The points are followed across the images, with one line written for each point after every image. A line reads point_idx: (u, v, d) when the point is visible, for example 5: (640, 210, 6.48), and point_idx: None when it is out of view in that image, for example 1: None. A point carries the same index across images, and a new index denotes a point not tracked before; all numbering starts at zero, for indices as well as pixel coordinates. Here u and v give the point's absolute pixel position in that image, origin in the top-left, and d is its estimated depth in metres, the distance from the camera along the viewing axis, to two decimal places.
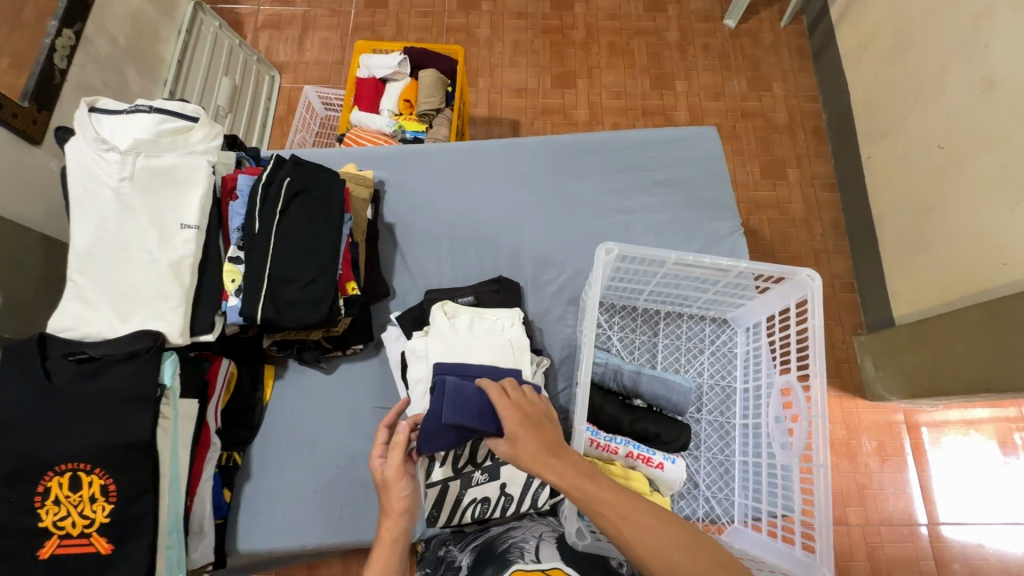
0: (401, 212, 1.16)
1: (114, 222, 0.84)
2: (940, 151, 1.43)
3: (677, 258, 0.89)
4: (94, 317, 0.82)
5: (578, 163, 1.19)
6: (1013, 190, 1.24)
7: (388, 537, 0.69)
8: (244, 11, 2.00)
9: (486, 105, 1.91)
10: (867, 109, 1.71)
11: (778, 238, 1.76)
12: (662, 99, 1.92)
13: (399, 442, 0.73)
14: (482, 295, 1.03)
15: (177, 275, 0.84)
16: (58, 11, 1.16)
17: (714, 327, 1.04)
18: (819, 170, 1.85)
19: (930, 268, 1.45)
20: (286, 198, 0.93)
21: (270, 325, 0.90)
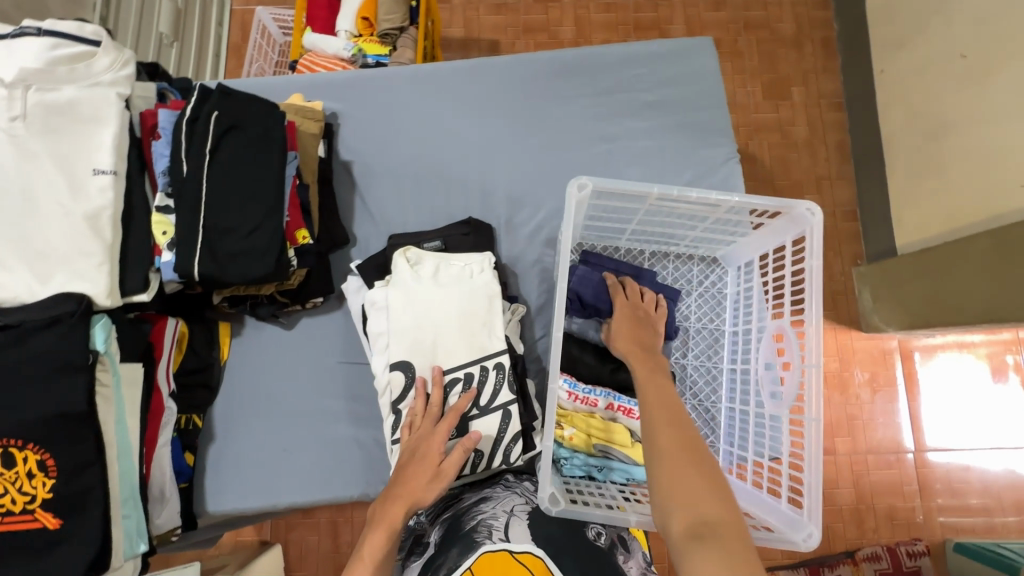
0: (359, 148, 1.03)
1: (13, 170, 0.73)
2: (962, 62, 1.29)
3: (661, 194, 0.79)
4: (6, 279, 0.73)
5: (555, 85, 1.05)
6: None
7: (388, 519, 0.66)
8: None
9: (461, 25, 1.71)
10: (883, 14, 1.53)
11: (779, 164, 1.63)
12: (656, 11, 1.72)
13: (470, 443, 0.72)
14: (450, 239, 0.94)
15: (96, 229, 0.74)
16: None
17: (703, 268, 0.97)
18: (827, 87, 1.68)
19: (940, 193, 1.35)
20: (216, 136, 0.82)
21: (213, 281, 0.81)
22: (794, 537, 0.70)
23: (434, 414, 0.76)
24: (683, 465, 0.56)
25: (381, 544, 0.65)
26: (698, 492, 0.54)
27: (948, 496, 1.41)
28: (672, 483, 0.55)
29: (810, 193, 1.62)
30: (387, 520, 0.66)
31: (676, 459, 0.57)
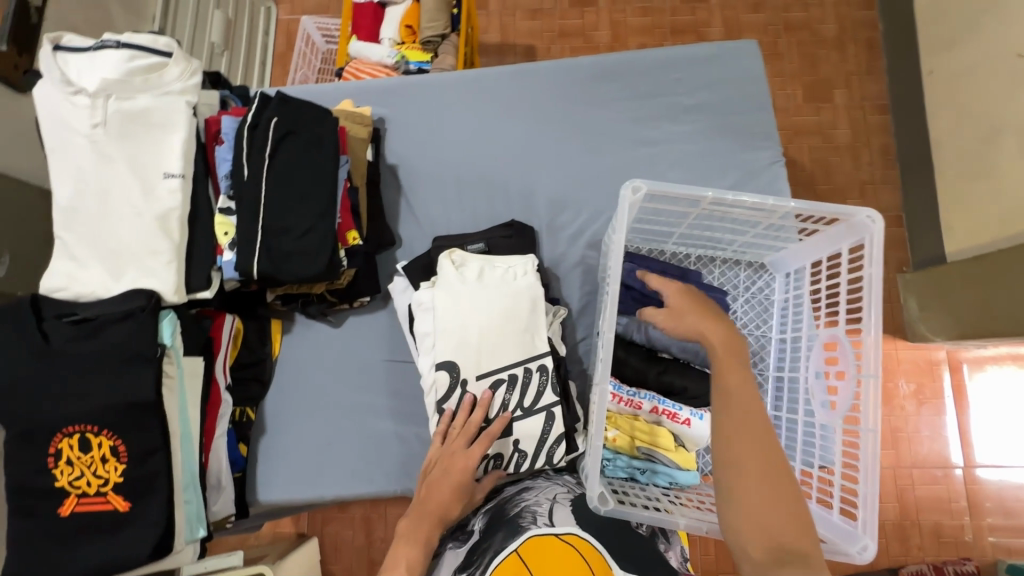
0: (404, 152, 1.06)
1: (93, 174, 0.79)
2: (1020, 61, 1.24)
3: (713, 198, 0.79)
4: (85, 275, 0.78)
5: (596, 90, 1.06)
6: None
7: (424, 534, 0.71)
8: None
9: (498, 31, 1.73)
10: (933, 13, 1.49)
11: (819, 168, 1.60)
12: (693, 14, 1.71)
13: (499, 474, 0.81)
14: (492, 241, 0.95)
15: (165, 229, 0.79)
16: None
17: (749, 273, 0.96)
18: (871, 90, 1.64)
19: (992, 198, 1.30)
20: (275, 141, 0.85)
21: (269, 280, 0.85)
22: (849, 549, 0.68)
23: (470, 433, 0.79)
24: (760, 492, 0.56)
25: (419, 554, 0.69)
26: (773, 520, 0.54)
27: (1000, 515, 1.35)
28: (750, 510, 0.55)
29: (853, 198, 1.58)
30: (424, 539, 0.70)
31: (751, 480, 0.57)
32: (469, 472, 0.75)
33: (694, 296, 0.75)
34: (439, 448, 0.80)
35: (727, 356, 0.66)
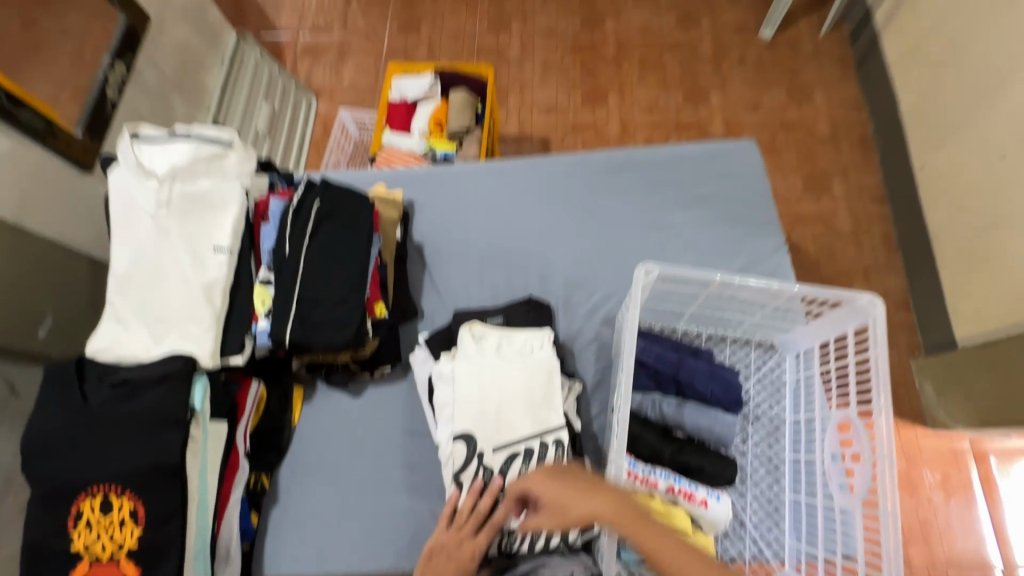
0: (430, 231, 1.15)
1: (150, 246, 0.86)
2: (1004, 160, 1.34)
3: (721, 280, 0.84)
4: (130, 339, 0.84)
5: (609, 179, 1.15)
6: None
7: None
8: (284, 40, 2.10)
9: (516, 124, 1.90)
10: (920, 116, 1.62)
11: (823, 253, 1.67)
12: (696, 112, 1.88)
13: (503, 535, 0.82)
14: (512, 315, 1.00)
15: (209, 298, 0.85)
16: (111, 45, 1.28)
17: (759, 353, 0.98)
18: (867, 181, 1.75)
19: (996, 285, 1.35)
20: (316, 221, 0.93)
21: (299, 348, 0.90)
22: None
23: (475, 521, 0.80)
24: None
25: None
26: None
27: None
28: None
29: (859, 282, 1.63)
30: None
31: None
32: (477, 558, 0.79)
33: (561, 480, 0.73)
34: (443, 531, 0.82)
35: (631, 523, 0.69)
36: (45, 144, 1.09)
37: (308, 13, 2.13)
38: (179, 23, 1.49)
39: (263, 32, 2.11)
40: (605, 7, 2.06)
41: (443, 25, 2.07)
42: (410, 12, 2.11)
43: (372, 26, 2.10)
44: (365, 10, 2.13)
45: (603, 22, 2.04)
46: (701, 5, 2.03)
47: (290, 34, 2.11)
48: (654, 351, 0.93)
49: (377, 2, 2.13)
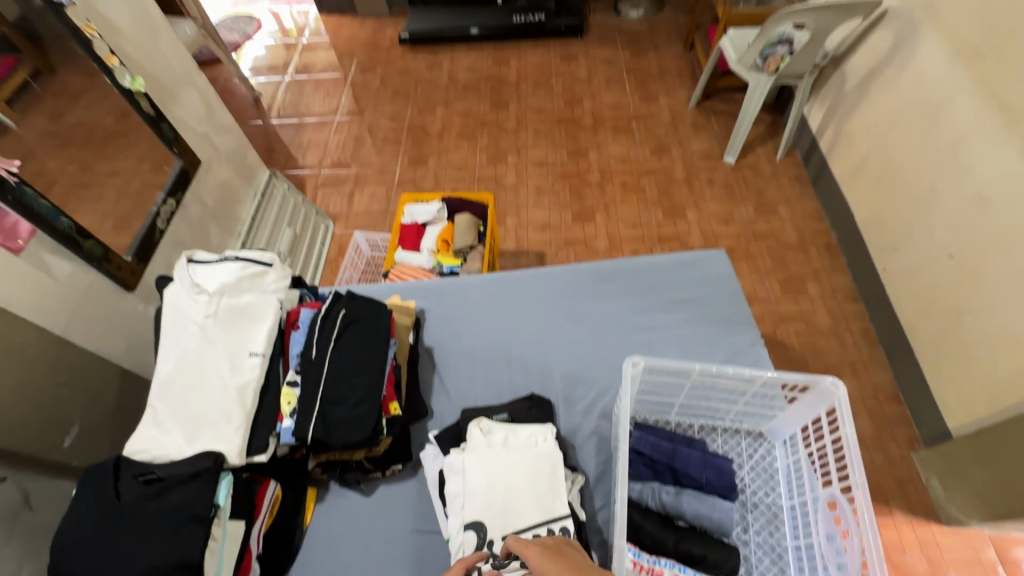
0: (439, 336, 1.26)
1: (194, 353, 0.97)
2: (952, 261, 1.49)
3: (701, 369, 0.94)
4: (165, 439, 0.92)
5: (599, 286, 1.30)
6: None
7: None
8: (307, 174, 2.41)
9: (513, 240, 2.12)
10: (873, 225, 1.81)
11: (809, 350, 1.78)
12: (675, 226, 2.10)
13: None
14: (516, 411, 1.08)
15: (241, 398, 0.94)
16: (167, 185, 1.48)
17: (750, 441, 1.04)
18: (839, 283, 1.91)
19: (974, 374, 1.43)
20: (340, 327, 1.06)
21: (319, 445, 0.97)
22: None
23: None
24: None
25: None
26: None
27: None
28: None
29: (847, 377, 1.72)
30: None
31: None
32: None
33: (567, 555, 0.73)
34: None
35: None
36: (100, 268, 1.22)
37: (330, 153, 2.47)
38: (224, 165, 1.74)
39: (290, 169, 2.43)
40: (587, 142, 2.40)
41: (447, 159, 2.39)
42: (419, 150, 2.44)
43: (385, 161, 2.42)
44: (380, 149, 2.47)
45: (587, 154, 2.36)
46: (670, 138, 2.37)
47: (312, 169, 2.42)
48: (650, 441, 1.00)
49: (390, 142, 2.48)
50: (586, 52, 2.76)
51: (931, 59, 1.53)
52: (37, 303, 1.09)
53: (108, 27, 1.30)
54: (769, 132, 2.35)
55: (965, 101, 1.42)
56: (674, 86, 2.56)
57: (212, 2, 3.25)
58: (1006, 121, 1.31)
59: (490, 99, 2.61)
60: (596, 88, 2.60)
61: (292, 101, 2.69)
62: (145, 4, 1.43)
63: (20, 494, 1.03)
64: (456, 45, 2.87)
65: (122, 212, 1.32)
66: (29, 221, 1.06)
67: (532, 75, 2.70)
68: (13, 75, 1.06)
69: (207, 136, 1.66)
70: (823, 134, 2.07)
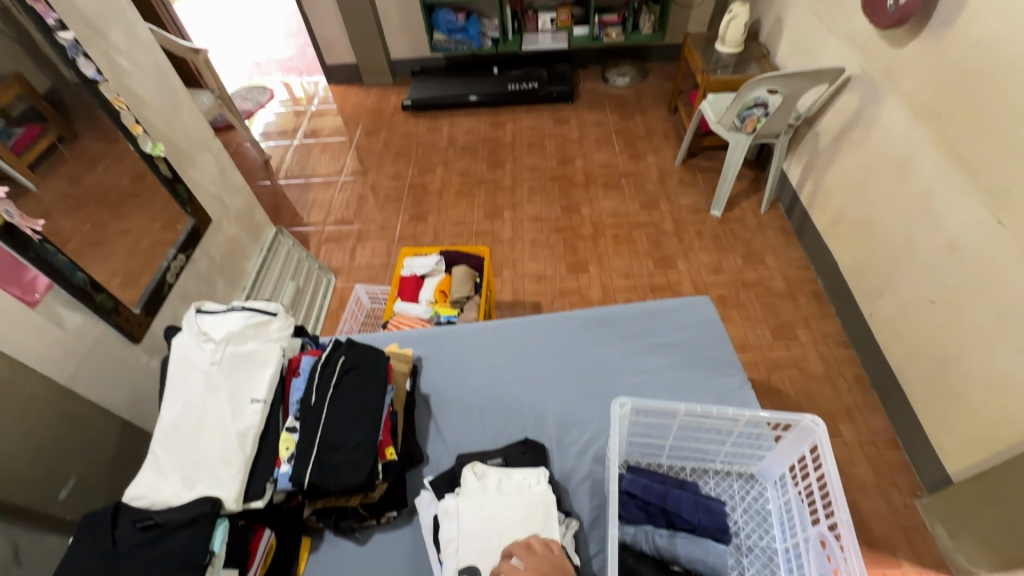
0: (436, 383, 1.30)
1: (197, 399, 1.01)
2: (934, 305, 1.52)
3: (687, 409, 0.98)
4: (165, 486, 0.94)
5: (590, 332, 1.34)
6: (1017, 335, 1.27)
7: None
8: (311, 231, 2.51)
9: (510, 291, 2.18)
10: (855, 272, 1.88)
11: (803, 396, 1.80)
12: (667, 276, 2.17)
13: None
14: (510, 456, 1.10)
15: (241, 444, 0.97)
16: (179, 241, 1.55)
17: (742, 483, 1.06)
18: (829, 329, 1.96)
19: (967, 418, 1.42)
20: (340, 374, 1.09)
21: (315, 490, 0.98)
22: None
23: None
24: None
25: None
26: None
27: None
28: None
29: (843, 423, 1.72)
30: None
31: None
32: None
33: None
34: None
35: None
36: (110, 320, 1.26)
37: (334, 210, 2.59)
38: (233, 223, 1.83)
39: (296, 226, 2.54)
40: (580, 198, 2.52)
41: (447, 215, 2.50)
42: (419, 207, 2.56)
43: (386, 218, 2.53)
44: (382, 206, 2.59)
45: (580, 209, 2.47)
46: (659, 194, 2.49)
47: (317, 226, 2.53)
48: (642, 483, 1.02)
49: (392, 201, 2.61)
50: (576, 116, 2.95)
51: (895, 118, 1.62)
52: (47, 354, 1.12)
53: (136, 99, 1.43)
54: (752, 187, 2.48)
55: (929, 156, 1.50)
56: (660, 145, 2.72)
57: (228, 75, 3.50)
58: (968, 174, 1.38)
59: (487, 159, 2.77)
60: (587, 148, 2.76)
61: (300, 163, 2.84)
62: (171, 79, 1.57)
63: (10, 549, 1.02)
64: (455, 110, 3.07)
65: (128, 268, 1.37)
66: (46, 275, 1.12)
67: (527, 137, 2.87)
68: (40, 141, 1.16)
69: (219, 196, 1.76)
70: (803, 188, 2.18)
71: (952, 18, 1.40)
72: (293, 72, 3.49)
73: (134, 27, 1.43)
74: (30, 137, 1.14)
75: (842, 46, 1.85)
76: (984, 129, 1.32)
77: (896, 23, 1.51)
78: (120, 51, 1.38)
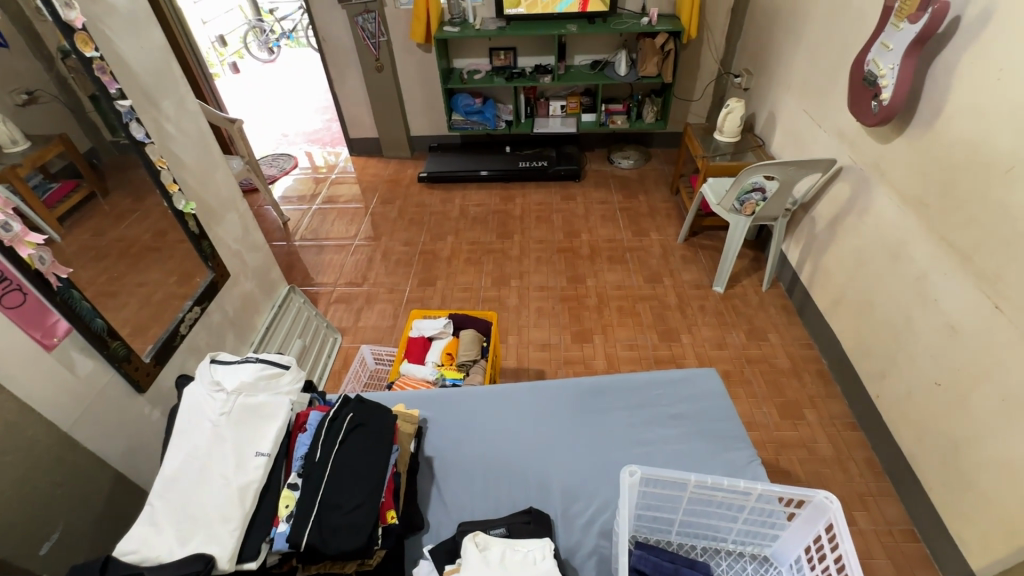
0: (440, 446, 1.28)
1: (203, 450, 1.01)
2: (940, 388, 1.52)
3: (697, 480, 0.97)
4: (158, 540, 0.91)
5: (596, 399, 1.34)
6: None
7: None
8: (322, 290, 2.57)
9: (515, 358, 2.19)
10: (858, 353, 1.89)
11: (814, 479, 1.75)
12: (671, 349, 2.19)
13: None
14: (513, 526, 1.06)
15: (241, 499, 0.96)
16: (196, 294, 1.60)
17: (755, 566, 1.04)
18: (836, 409, 1.94)
19: (983, 508, 1.37)
20: (346, 430, 1.08)
21: (312, 552, 0.95)
22: None
23: None
24: None
25: None
26: None
27: None
28: None
29: (857, 510, 1.66)
30: None
31: None
32: None
33: None
34: None
35: None
36: (119, 368, 1.26)
37: (345, 272, 2.66)
38: (249, 279, 1.88)
39: (308, 285, 2.60)
40: (585, 270, 2.59)
41: (455, 281, 2.57)
42: (429, 272, 2.63)
43: (396, 281, 2.60)
44: (391, 270, 2.66)
45: (585, 280, 2.54)
46: (662, 268, 2.57)
47: (328, 286, 2.59)
48: (651, 561, 0.98)
49: (402, 265, 2.69)
50: (583, 193, 3.11)
51: (886, 207, 1.72)
52: (53, 399, 1.11)
53: (176, 161, 1.53)
54: (753, 266, 2.56)
55: (922, 242, 1.57)
56: (662, 223, 2.84)
57: (257, 143, 3.74)
58: (960, 260, 1.44)
59: (497, 230, 2.88)
60: (593, 223, 2.88)
61: (316, 226, 2.96)
62: (211, 145, 1.69)
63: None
64: (468, 184, 3.24)
65: (140, 320, 1.39)
66: (66, 319, 1.13)
67: (535, 210, 3.00)
68: (73, 195, 1.22)
69: (240, 253, 1.83)
70: (802, 269, 2.25)
71: (932, 119, 1.52)
72: (317, 143, 3.72)
73: (184, 98, 1.57)
74: (63, 192, 1.20)
75: (832, 140, 2.00)
76: (970, 219, 1.40)
77: (879, 121, 1.63)
78: (169, 119, 1.50)
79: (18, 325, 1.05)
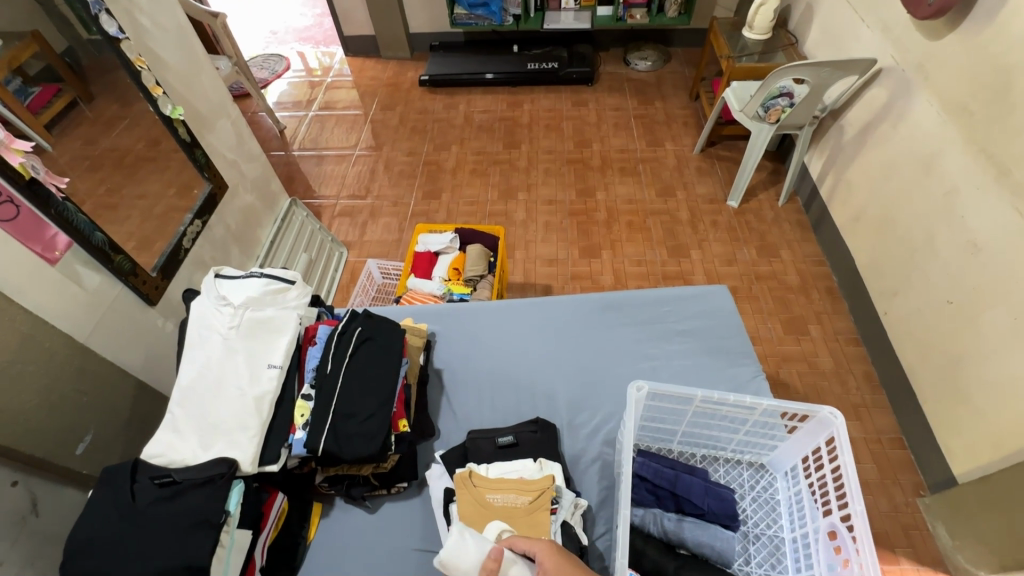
0: (449, 359, 1.30)
1: (216, 362, 1.03)
2: (951, 306, 1.50)
3: (703, 396, 1.00)
4: (182, 445, 0.96)
5: (605, 315, 1.34)
6: None
7: None
8: (325, 204, 2.50)
9: (522, 273, 2.17)
10: (871, 270, 1.86)
11: (811, 391, 1.79)
12: (680, 265, 2.16)
13: None
14: (521, 435, 1.10)
15: (258, 408, 0.99)
16: (195, 207, 1.54)
17: (752, 472, 1.10)
18: (841, 325, 1.94)
19: (976, 422, 1.41)
20: (356, 344, 1.10)
21: (329, 457, 0.99)
22: None
23: None
24: None
25: None
26: None
27: None
28: None
29: (851, 420, 1.72)
30: None
31: None
32: None
33: None
34: None
35: None
36: (127, 281, 1.25)
37: (347, 184, 2.57)
38: (249, 191, 1.81)
39: (310, 199, 2.52)
40: (596, 182, 2.49)
41: (460, 194, 2.49)
42: (433, 185, 2.54)
43: (400, 193, 2.52)
44: (395, 182, 2.57)
45: (595, 194, 2.45)
46: (676, 181, 2.46)
47: (330, 200, 2.52)
48: (653, 468, 1.04)
49: (405, 177, 2.59)
50: (595, 99, 2.90)
51: (924, 114, 1.59)
52: (64, 311, 1.11)
53: (157, 61, 1.40)
54: (771, 179, 2.45)
55: (957, 154, 1.47)
56: (679, 132, 2.68)
57: (244, 42, 3.46)
58: (997, 173, 1.35)
59: (503, 139, 2.73)
60: (605, 132, 2.72)
61: (314, 135, 2.82)
62: (192, 41, 1.54)
63: (29, 500, 1.04)
64: (473, 88, 3.02)
65: (143, 232, 1.36)
66: (66, 234, 1.10)
67: (544, 118, 2.83)
68: (57, 100, 1.14)
69: (236, 163, 1.75)
70: (823, 182, 2.15)
71: (994, 11, 1.35)
72: (309, 43, 3.44)
73: None
74: (45, 97, 1.11)
75: (875, 36, 1.80)
76: (1017, 128, 1.29)
77: (934, 14, 1.46)
78: (142, 10, 1.35)
79: (16, 239, 1.02)
